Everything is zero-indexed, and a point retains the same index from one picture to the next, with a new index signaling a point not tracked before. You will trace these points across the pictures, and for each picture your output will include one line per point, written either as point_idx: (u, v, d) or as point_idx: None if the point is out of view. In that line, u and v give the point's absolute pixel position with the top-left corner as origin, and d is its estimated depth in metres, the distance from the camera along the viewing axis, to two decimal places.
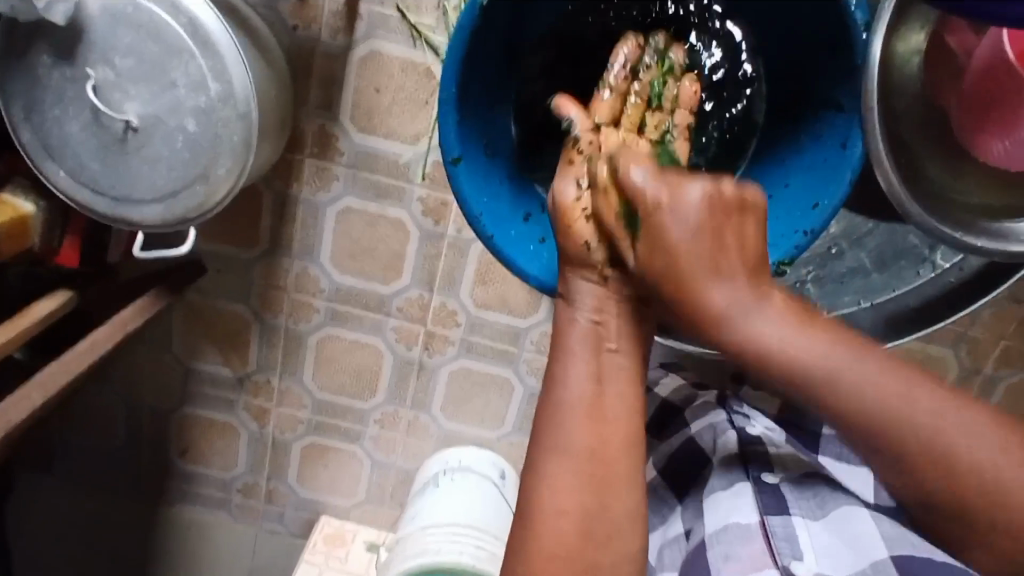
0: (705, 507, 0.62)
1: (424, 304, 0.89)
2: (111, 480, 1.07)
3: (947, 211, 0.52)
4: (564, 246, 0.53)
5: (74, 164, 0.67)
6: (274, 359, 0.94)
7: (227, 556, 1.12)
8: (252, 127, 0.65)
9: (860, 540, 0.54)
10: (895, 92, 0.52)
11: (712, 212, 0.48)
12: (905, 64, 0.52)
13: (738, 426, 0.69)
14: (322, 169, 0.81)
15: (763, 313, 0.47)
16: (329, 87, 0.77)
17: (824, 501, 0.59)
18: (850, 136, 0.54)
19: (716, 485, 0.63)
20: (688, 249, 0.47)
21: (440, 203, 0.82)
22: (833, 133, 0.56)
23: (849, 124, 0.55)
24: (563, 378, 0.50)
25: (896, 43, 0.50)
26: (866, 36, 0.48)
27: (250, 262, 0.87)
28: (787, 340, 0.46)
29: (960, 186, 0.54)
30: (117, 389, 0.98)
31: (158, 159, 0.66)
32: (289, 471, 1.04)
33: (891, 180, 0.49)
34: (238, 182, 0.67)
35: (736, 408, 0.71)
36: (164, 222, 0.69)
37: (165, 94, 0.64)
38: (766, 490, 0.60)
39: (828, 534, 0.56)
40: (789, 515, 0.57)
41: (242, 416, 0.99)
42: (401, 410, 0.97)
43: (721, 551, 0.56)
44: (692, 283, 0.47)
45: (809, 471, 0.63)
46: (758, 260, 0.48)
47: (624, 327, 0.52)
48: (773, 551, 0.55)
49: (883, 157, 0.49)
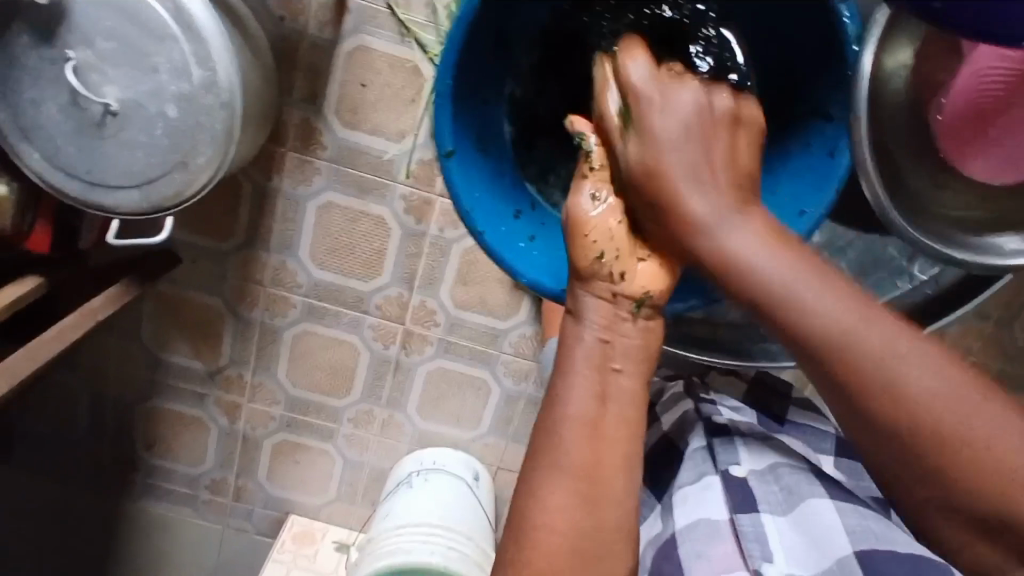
0: (676, 502, 0.62)
1: (403, 302, 0.88)
2: (73, 473, 1.04)
3: (929, 223, 0.53)
4: (574, 259, 0.53)
5: (48, 147, 0.65)
6: (247, 353, 0.93)
7: (192, 554, 1.10)
8: (234, 116, 0.64)
9: (826, 537, 0.53)
10: (884, 107, 0.52)
11: (699, 116, 0.50)
12: (896, 80, 0.52)
13: (705, 416, 0.68)
14: (305, 163, 0.80)
15: (769, 254, 0.44)
16: (314, 80, 0.77)
17: (793, 495, 0.58)
18: (837, 145, 0.55)
19: (685, 480, 0.64)
20: (669, 138, 0.49)
21: (423, 201, 0.82)
22: (820, 143, 0.57)
23: (838, 134, 0.56)
24: (566, 396, 0.48)
25: (887, 60, 0.51)
26: (858, 49, 0.50)
27: (227, 254, 0.86)
28: (801, 289, 0.42)
29: (942, 197, 0.55)
30: (84, 378, 0.95)
31: (136, 146, 0.65)
32: (259, 468, 1.02)
33: (876, 189, 0.50)
34: (217, 172, 0.66)
35: (702, 397, 0.72)
36: (140, 210, 0.67)
37: (146, 80, 0.63)
38: (736, 484, 0.60)
39: (796, 532, 0.55)
40: (757, 512, 0.57)
41: (213, 410, 0.97)
42: (375, 408, 0.96)
43: (692, 551, 0.56)
44: (668, 177, 0.48)
45: (777, 462, 0.62)
46: (746, 180, 0.49)
47: (632, 349, 0.51)
48: (742, 552, 0.55)
49: (869, 166, 0.50)
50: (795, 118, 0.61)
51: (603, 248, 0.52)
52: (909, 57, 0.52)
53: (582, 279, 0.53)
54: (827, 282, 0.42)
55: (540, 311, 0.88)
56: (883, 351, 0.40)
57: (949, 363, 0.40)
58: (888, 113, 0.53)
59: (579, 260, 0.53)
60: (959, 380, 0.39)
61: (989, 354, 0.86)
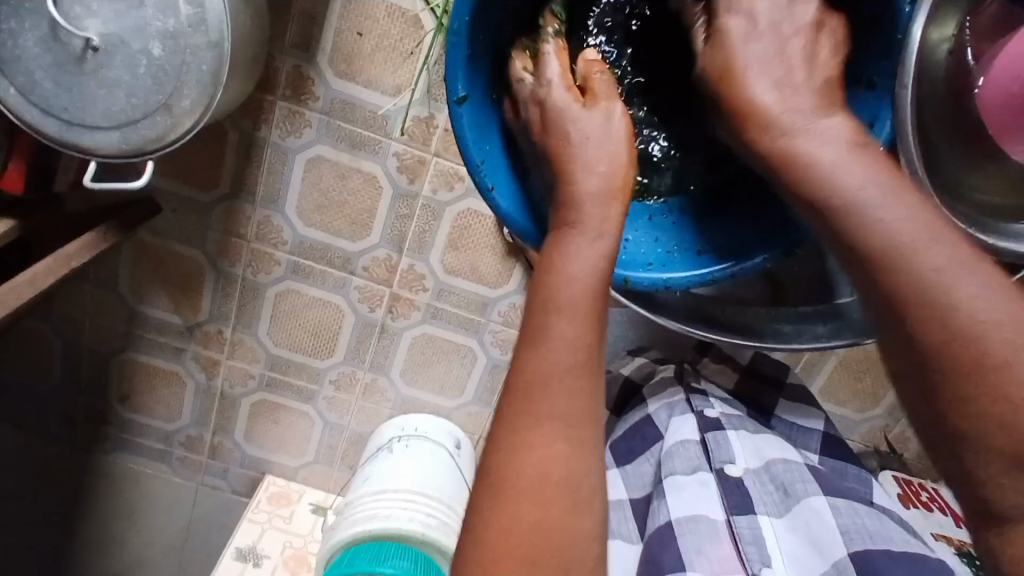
0: (666, 489, 0.61)
1: (392, 265, 0.86)
2: (43, 424, 1.02)
3: (959, 208, 0.51)
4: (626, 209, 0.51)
5: (24, 81, 0.61)
6: (228, 309, 0.90)
7: (164, 511, 1.08)
8: (224, 59, 0.60)
9: (826, 543, 0.54)
10: (923, 88, 0.49)
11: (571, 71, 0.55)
12: (934, 54, 0.49)
13: (697, 409, 0.68)
14: (294, 114, 0.77)
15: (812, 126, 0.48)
16: (308, 26, 0.73)
17: (788, 497, 0.59)
18: (879, 115, 0.53)
19: (677, 468, 0.63)
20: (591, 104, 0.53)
21: (416, 160, 0.79)
22: (861, 111, 0.55)
23: (880, 103, 0.53)
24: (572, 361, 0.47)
25: (929, 34, 0.47)
26: (910, 8, 0.48)
27: (209, 206, 0.83)
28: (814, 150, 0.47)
29: (971, 181, 0.52)
30: (57, 326, 0.92)
31: (117, 84, 0.61)
32: (236, 426, 1.00)
33: (916, 168, 0.48)
34: (204, 117, 0.63)
35: (694, 387, 0.72)
36: (120, 153, 0.64)
37: (130, 14, 0.59)
38: (732, 487, 0.60)
39: (794, 534, 0.56)
40: (754, 514, 0.58)
41: (190, 366, 0.95)
42: (358, 371, 0.94)
43: (692, 546, 0.55)
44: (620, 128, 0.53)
45: (771, 459, 0.63)
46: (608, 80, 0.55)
47: None
48: (741, 557, 0.55)
49: (911, 145, 0.47)
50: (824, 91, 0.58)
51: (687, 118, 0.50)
52: (950, 31, 0.49)
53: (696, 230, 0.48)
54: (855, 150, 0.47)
55: (531, 281, 0.86)
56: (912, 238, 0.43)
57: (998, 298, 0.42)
58: (927, 94, 0.50)
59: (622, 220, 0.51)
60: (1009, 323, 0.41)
61: None
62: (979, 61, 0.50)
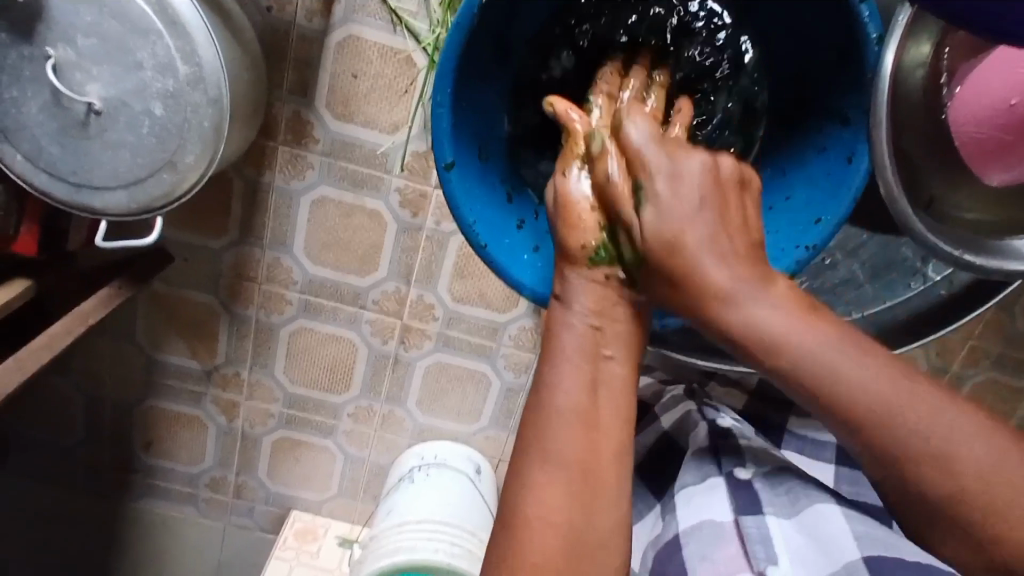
0: (678, 500, 0.63)
1: (401, 297, 0.87)
2: (70, 474, 1.03)
3: (950, 230, 0.51)
4: (563, 241, 0.51)
5: (31, 148, 0.63)
6: (244, 351, 0.91)
7: (194, 552, 1.09)
8: (223, 113, 0.62)
9: (831, 538, 0.53)
10: (906, 104, 0.50)
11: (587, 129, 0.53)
12: (914, 75, 0.49)
13: (709, 418, 0.70)
14: (296, 157, 0.78)
15: (762, 298, 0.44)
16: (304, 71, 0.74)
17: (797, 498, 0.58)
18: (855, 150, 0.53)
19: (688, 480, 0.64)
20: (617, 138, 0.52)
21: (418, 194, 0.80)
22: (838, 145, 0.55)
23: (856, 138, 0.53)
24: (556, 385, 0.47)
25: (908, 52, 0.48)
26: (879, 49, 0.48)
27: (218, 252, 0.84)
28: (782, 330, 0.43)
29: (963, 196, 0.53)
30: (79, 379, 0.94)
31: (122, 145, 0.63)
32: (258, 465, 1.01)
33: (891, 185, 0.48)
34: (207, 170, 0.64)
35: (706, 401, 0.73)
36: (129, 211, 0.65)
37: (129, 77, 0.60)
38: (742, 490, 0.60)
39: (801, 534, 0.56)
40: (763, 515, 0.57)
41: (210, 409, 0.96)
42: (375, 404, 0.95)
43: (696, 552, 0.56)
44: (687, 260, 0.44)
45: (782, 466, 0.62)
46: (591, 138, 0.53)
47: (625, 333, 0.49)
48: (748, 555, 0.55)
49: (887, 166, 0.48)
50: (807, 114, 0.59)
51: (596, 218, 0.50)
52: (927, 51, 0.49)
53: (575, 258, 0.51)
54: (813, 324, 0.43)
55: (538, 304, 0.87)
56: (868, 386, 0.42)
57: (981, 426, 0.42)
58: (910, 113, 0.50)
59: (575, 248, 0.51)
60: (994, 446, 0.41)
61: (989, 339, 0.85)
62: (951, 79, 0.51)
